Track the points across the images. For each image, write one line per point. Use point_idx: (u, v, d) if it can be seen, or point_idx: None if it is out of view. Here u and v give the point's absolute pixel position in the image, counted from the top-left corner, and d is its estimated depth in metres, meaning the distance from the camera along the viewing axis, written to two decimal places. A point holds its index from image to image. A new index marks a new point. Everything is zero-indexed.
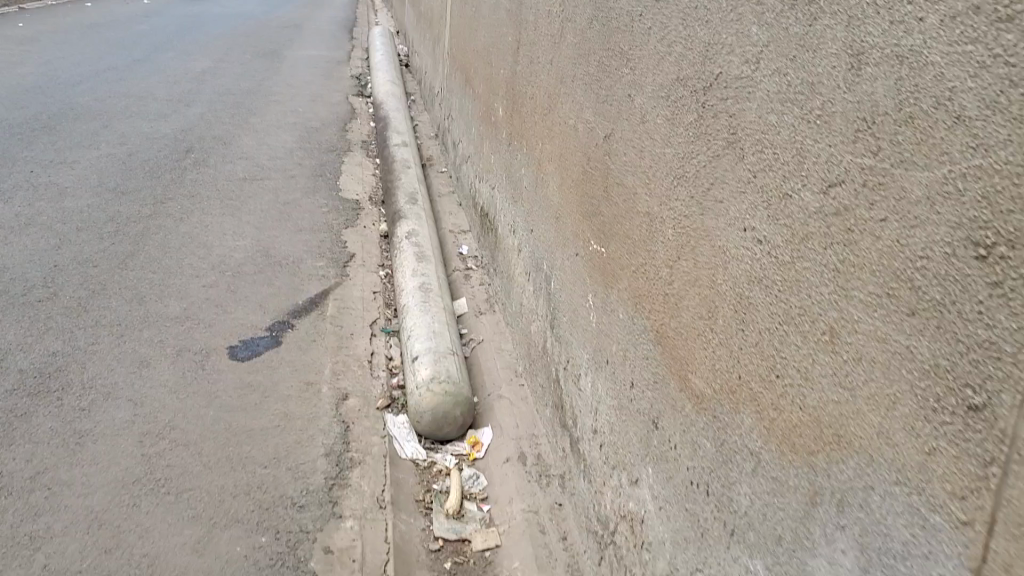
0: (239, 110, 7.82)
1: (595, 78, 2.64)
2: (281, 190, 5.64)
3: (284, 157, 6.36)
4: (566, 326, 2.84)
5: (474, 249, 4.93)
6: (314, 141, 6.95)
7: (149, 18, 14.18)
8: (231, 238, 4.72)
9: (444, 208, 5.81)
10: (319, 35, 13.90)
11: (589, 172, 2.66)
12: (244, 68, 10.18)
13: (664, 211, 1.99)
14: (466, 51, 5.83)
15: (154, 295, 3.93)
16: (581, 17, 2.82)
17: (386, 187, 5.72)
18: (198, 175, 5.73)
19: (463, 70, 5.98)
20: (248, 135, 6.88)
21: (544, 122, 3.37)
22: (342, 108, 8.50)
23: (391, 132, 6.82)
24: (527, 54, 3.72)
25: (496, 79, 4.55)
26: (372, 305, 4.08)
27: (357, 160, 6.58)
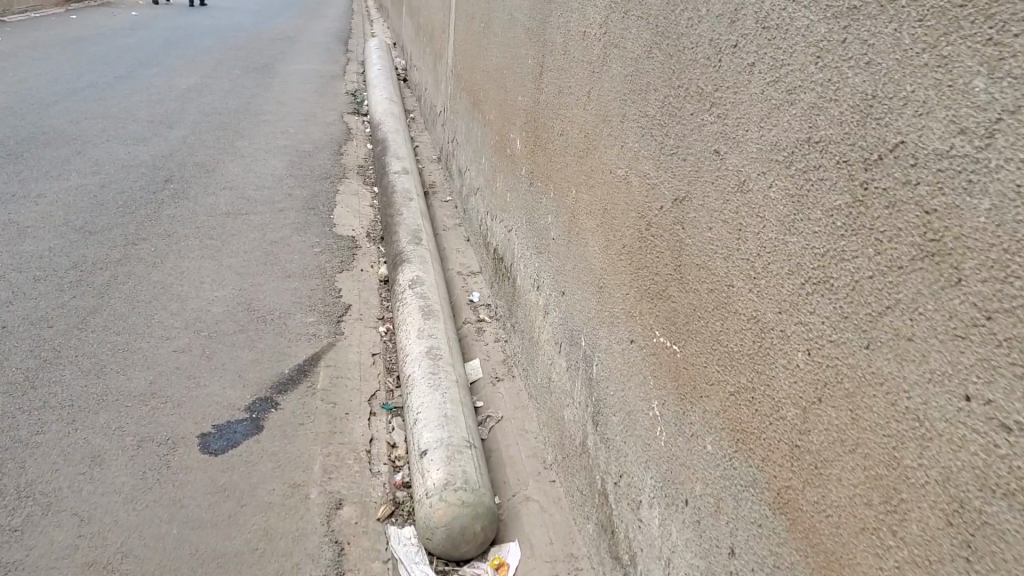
0: (226, 132, 7.24)
1: (656, 122, 2.06)
2: (269, 226, 5.06)
3: (273, 186, 5.79)
4: (615, 429, 2.25)
5: (485, 296, 4.35)
6: (307, 168, 6.38)
7: (136, 31, 13.63)
8: (210, 287, 4.14)
9: (450, 243, 5.23)
10: (313, 48, 13.32)
11: (648, 240, 2.08)
12: (232, 84, 9.61)
13: (786, 323, 1.41)
14: (474, 71, 5.25)
15: (116, 364, 3.35)
16: (635, 41, 2.24)
17: (385, 223, 5.12)
18: (176, 210, 5.15)
19: (471, 92, 5.41)
20: (235, 162, 6.30)
21: (578, 166, 2.79)
22: (337, 129, 7.92)
23: (390, 156, 6.24)
24: (554, 81, 3.15)
25: (513, 105, 3.97)
26: (371, 372, 3.49)
27: (354, 189, 6.01)
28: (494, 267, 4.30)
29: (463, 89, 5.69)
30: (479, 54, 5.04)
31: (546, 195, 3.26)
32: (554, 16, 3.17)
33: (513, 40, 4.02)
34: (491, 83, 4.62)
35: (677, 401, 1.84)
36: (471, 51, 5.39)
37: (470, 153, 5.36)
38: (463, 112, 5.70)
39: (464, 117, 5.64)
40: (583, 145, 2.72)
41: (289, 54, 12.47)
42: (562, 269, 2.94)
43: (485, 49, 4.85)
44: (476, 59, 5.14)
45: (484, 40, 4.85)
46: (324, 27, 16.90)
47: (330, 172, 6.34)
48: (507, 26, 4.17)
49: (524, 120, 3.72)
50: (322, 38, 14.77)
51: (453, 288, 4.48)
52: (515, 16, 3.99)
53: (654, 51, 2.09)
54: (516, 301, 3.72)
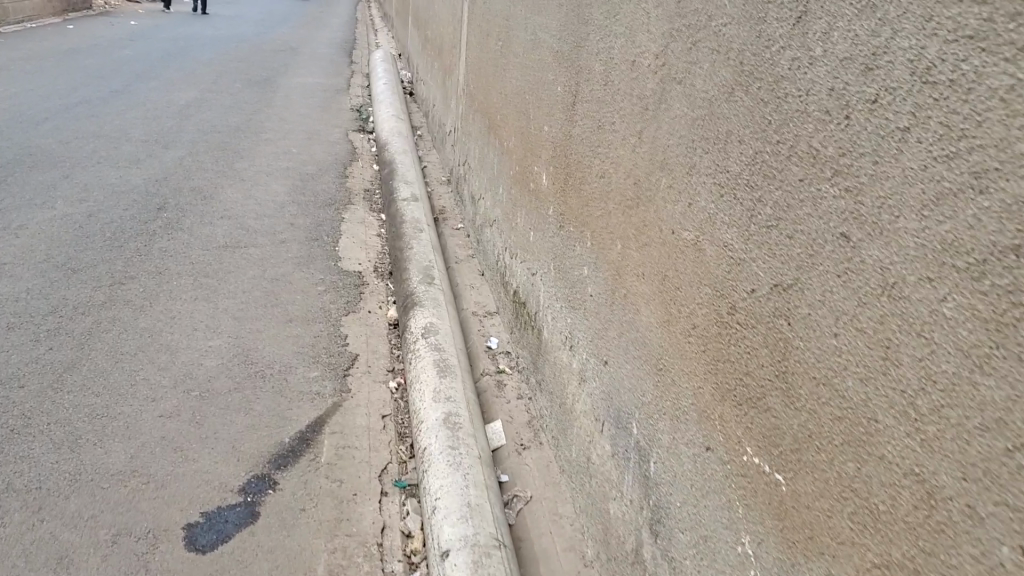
0: (224, 153, 6.86)
1: (738, 182, 1.67)
2: (268, 260, 4.67)
3: (273, 214, 5.40)
4: (682, 550, 1.86)
5: (504, 342, 3.94)
6: (310, 192, 5.99)
7: (134, 42, 13.30)
8: (202, 335, 3.75)
9: (463, 275, 4.81)
10: (316, 60, 12.94)
11: (730, 326, 1.69)
12: (232, 100, 9.24)
13: (977, 498, 1.02)
14: (489, 91, 4.85)
15: (94, 433, 2.96)
16: (707, 78, 1.84)
17: (393, 257, 4.72)
18: (168, 243, 4.77)
19: (484, 113, 5.02)
20: (234, 187, 5.93)
21: (622, 218, 2.38)
22: (341, 148, 7.52)
23: (398, 180, 5.85)
24: (591, 113, 2.75)
25: (536, 135, 3.57)
26: (381, 439, 3.09)
27: (360, 215, 5.61)
28: (513, 310, 3.89)
29: (475, 110, 5.30)
30: (495, 72, 4.64)
31: (578, 243, 2.85)
32: (590, 39, 2.77)
33: (536, 61, 3.62)
34: (509, 106, 4.22)
35: (784, 546, 1.45)
36: (484, 69, 4.99)
37: (484, 179, 4.95)
38: (476, 134, 5.30)
39: (478, 139, 5.23)
40: (630, 193, 2.32)
41: (292, 67, 12.08)
42: (602, 333, 2.53)
43: (501, 68, 4.44)
44: (492, 79, 4.75)
45: (501, 58, 4.46)
46: (329, 38, 16.52)
47: (334, 197, 5.95)
48: (529, 45, 3.76)
49: (549, 153, 3.32)
50: (326, 49, 14.38)
51: (468, 330, 4.07)
52: (538, 35, 3.58)
53: (737, 94, 1.69)
54: (541, 354, 3.31)
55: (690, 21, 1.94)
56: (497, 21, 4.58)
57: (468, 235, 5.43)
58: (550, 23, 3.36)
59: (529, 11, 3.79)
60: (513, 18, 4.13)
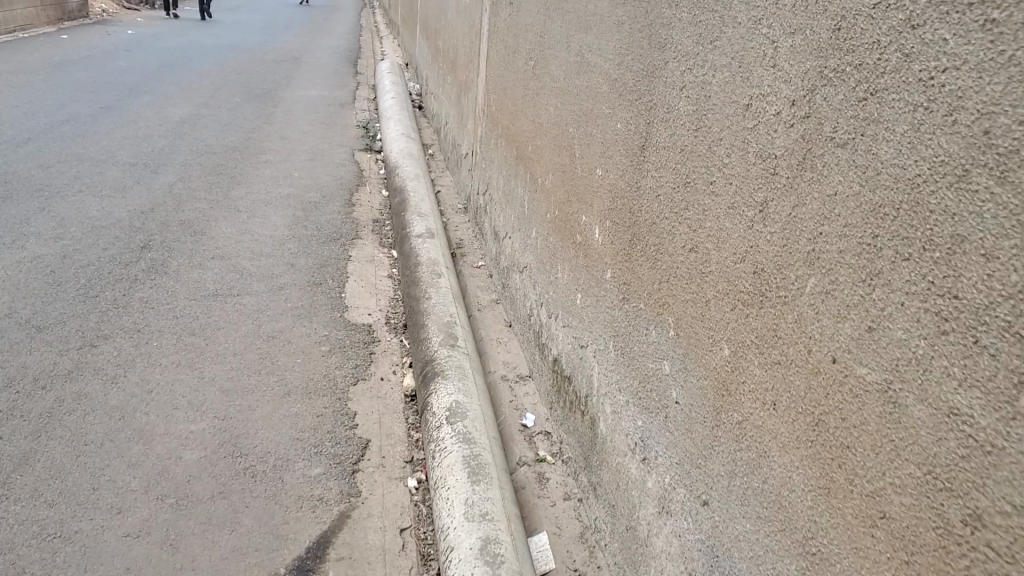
0: (218, 178, 6.26)
1: (987, 320, 1.06)
2: (265, 311, 4.06)
3: (271, 252, 4.79)
4: None
5: (542, 416, 3.32)
6: (313, 224, 5.38)
7: (129, 53, 12.73)
8: (183, 415, 3.13)
9: (487, 324, 4.19)
10: (321, 71, 12.35)
11: (973, 547, 1.07)
12: (230, 116, 8.65)
13: None
14: (516, 116, 4.23)
15: (39, 565, 2.35)
16: (903, 143, 1.23)
17: (408, 306, 4.09)
18: (151, 292, 4.16)
19: (509, 139, 4.40)
20: (228, 220, 5.32)
21: (730, 315, 1.77)
22: (347, 171, 6.91)
23: (411, 211, 5.23)
24: (670, 164, 2.13)
25: (583, 178, 2.95)
26: (400, 565, 2.48)
27: (369, 253, 5.00)
28: (552, 381, 3.27)
29: (499, 134, 4.68)
30: (525, 95, 4.02)
31: (650, 327, 2.24)
32: (670, 69, 2.15)
33: (582, 88, 3.00)
34: (543, 136, 3.61)
35: None
36: (511, 90, 4.38)
37: (509, 216, 4.33)
38: (500, 162, 4.68)
39: (501, 169, 4.61)
40: (745, 285, 1.70)
41: (294, 78, 11.49)
42: (696, 460, 1.91)
43: (534, 91, 3.82)
44: (520, 102, 4.13)
45: (533, 79, 3.84)
46: (333, 46, 15.93)
47: (339, 230, 5.34)
48: (571, 67, 3.15)
49: (603, 204, 2.71)
50: (330, 59, 13.78)
51: (498, 400, 3.44)
52: (585, 57, 2.97)
53: (975, 179, 1.08)
54: (594, 450, 2.69)
55: (864, 59, 1.32)
56: (528, 36, 3.96)
57: (489, 275, 4.81)
58: (604, 43, 2.75)
59: (572, 26, 3.17)
60: (550, 34, 3.52)
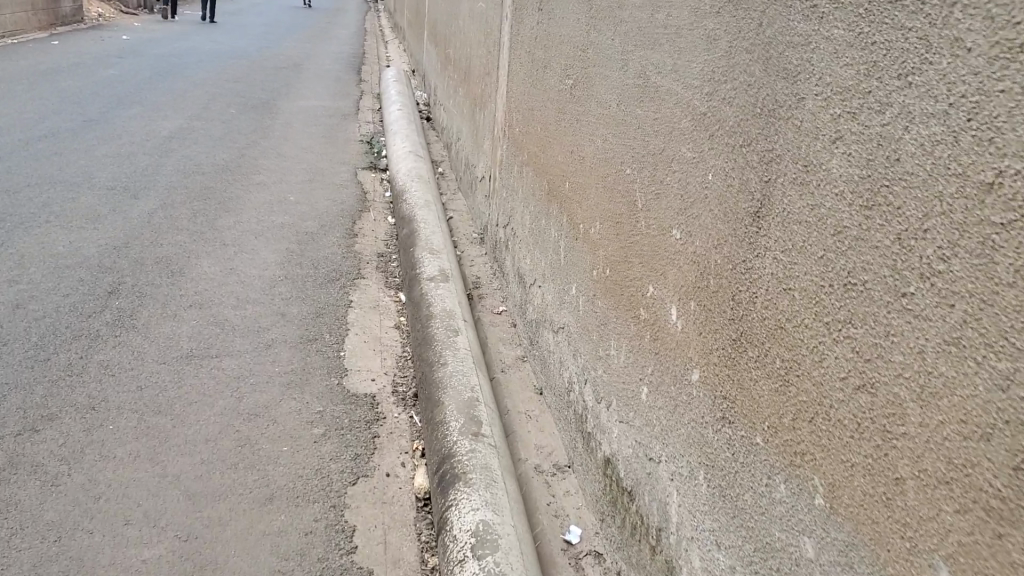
0: (203, 204, 5.59)
1: None
2: (248, 378, 3.39)
3: (260, 298, 4.13)
4: None
5: (590, 528, 2.64)
6: (308, 261, 4.71)
7: (122, 60, 12.07)
8: (136, 533, 2.46)
9: (513, 390, 3.50)
10: (322, 79, 11.69)
11: None
12: (223, 130, 7.99)
13: None
14: (549, 143, 3.56)
15: None
16: None
17: (419, 370, 3.41)
18: (113, 355, 3.50)
19: (539, 168, 3.72)
20: (214, 257, 4.65)
21: (958, 519, 1.09)
22: (348, 194, 6.24)
23: (422, 247, 4.56)
24: (811, 248, 1.46)
25: (650, 237, 2.27)
26: None
27: (374, 297, 4.33)
28: (602, 486, 2.60)
29: (525, 162, 4.00)
30: (560, 118, 3.35)
31: (775, 477, 1.56)
32: (808, 109, 1.48)
33: (646, 119, 2.33)
34: (587, 172, 2.93)
35: None
36: (541, 111, 3.71)
37: (538, 260, 3.66)
38: (527, 193, 4.00)
39: (528, 203, 3.94)
40: (998, 483, 1.03)
41: (294, 88, 10.83)
42: None
43: (572, 117, 3.16)
44: (553, 128, 3.47)
45: (572, 101, 3.17)
46: (337, 52, 15.27)
47: (339, 268, 4.67)
48: (630, 92, 2.48)
49: (681, 277, 2.03)
50: (333, 66, 13.13)
51: (532, 503, 2.76)
52: (651, 79, 2.30)
53: None
54: None
55: None
56: (565, 49, 3.29)
57: (513, 324, 4.13)
58: (683, 63, 2.08)
59: (630, 40, 2.50)
60: (595, 49, 2.85)
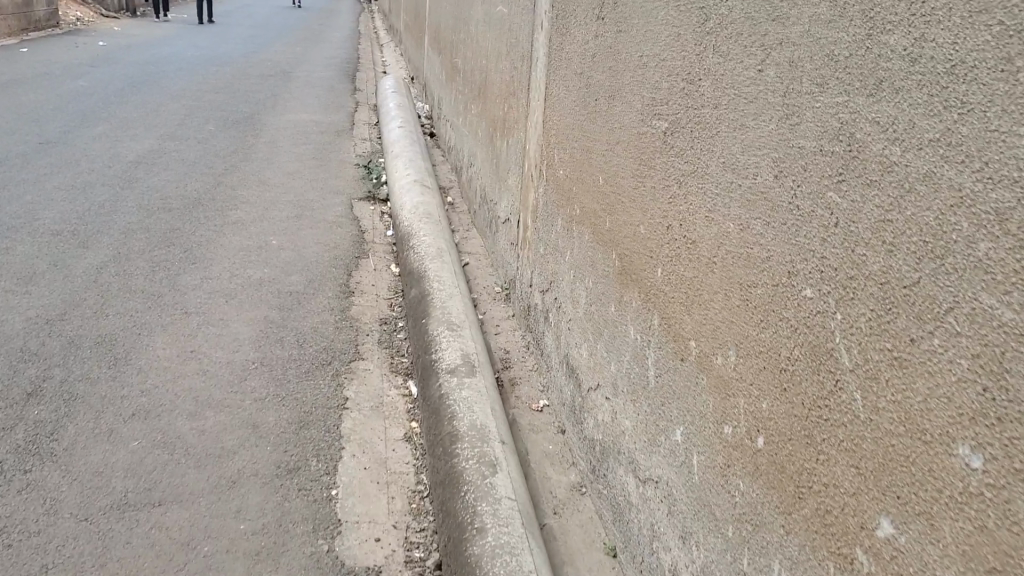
0: (166, 254, 4.58)
1: None
2: (204, 542, 2.39)
3: (227, 400, 3.12)
4: None
5: None
6: (292, 335, 3.71)
7: (93, 69, 11.04)
8: None
9: (573, 548, 2.51)
10: (313, 89, 10.68)
11: None
12: (198, 152, 6.97)
13: None
14: (619, 202, 2.57)
15: None
16: None
17: (445, 528, 2.41)
18: (14, 507, 2.49)
19: (602, 235, 2.73)
20: (172, 334, 3.65)
21: None
22: (342, 233, 5.24)
23: (438, 320, 3.56)
24: None
25: (875, 429, 1.28)
26: None
27: (375, 390, 3.32)
28: None
29: (579, 218, 3.01)
30: (642, 173, 2.36)
31: None
32: None
33: (857, 214, 1.34)
34: (700, 266, 1.93)
35: None
36: (606, 155, 2.72)
37: (600, 361, 2.66)
38: (579, 259, 3.01)
39: (582, 273, 2.94)
40: None
41: (281, 99, 9.81)
42: None
43: (668, 174, 2.16)
44: (629, 184, 2.47)
45: (667, 153, 2.17)
46: (328, 56, 14.26)
47: (331, 343, 3.67)
48: (808, 162, 1.49)
49: (992, 549, 1.05)
50: (324, 73, 12.11)
51: None
52: (871, 146, 1.31)
53: None
54: None
55: None
56: (652, 75, 2.30)
57: (560, 429, 3.13)
58: (975, 131, 1.10)
59: (804, 74, 1.50)
60: (718, 81, 1.86)
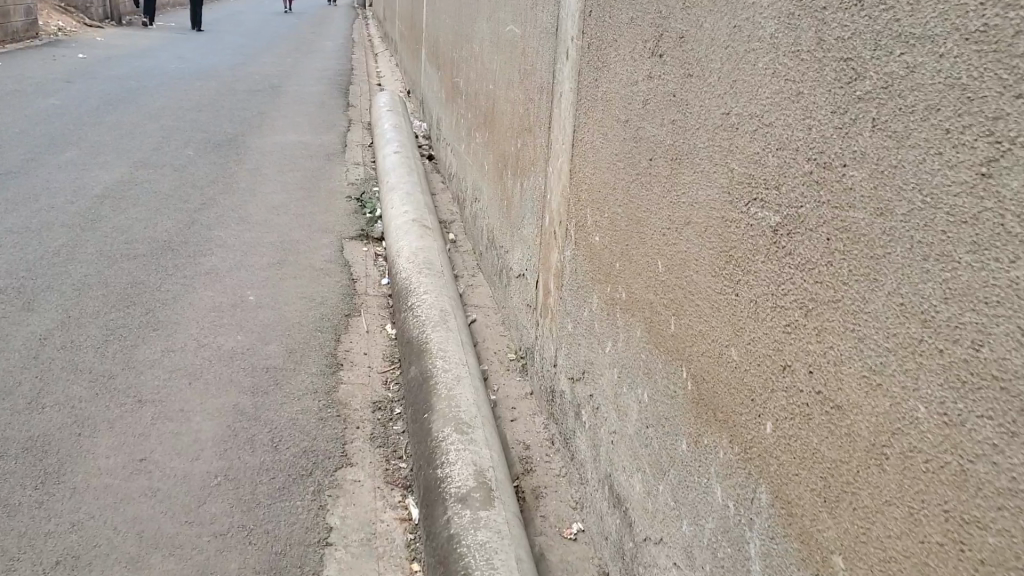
0: (123, 318, 3.92)
1: None
2: None
3: (179, 538, 2.46)
4: None
5: None
6: (266, 431, 3.05)
7: (71, 85, 10.38)
8: None
9: None
10: (302, 106, 10.00)
11: None
12: (173, 183, 6.31)
13: None
14: (688, 303, 1.90)
15: None
16: None
17: None
18: None
19: (660, 340, 2.08)
20: (119, 432, 2.98)
21: None
22: (331, 284, 4.58)
23: (442, 414, 2.89)
24: None
25: None
26: None
27: (367, 513, 2.66)
28: None
29: (625, 306, 2.36)
30: (730, 272, 1.69)
31: None
32: None
33: None
34: (855, 446, 1.28)
35: None
36: (664, 233, 2.05)
37: (664, 511, 2.01)
38: (625, 359, 2.35)
39: (630, 380, 2.28)
40: None
41: (268, 118, 9.13)
42: None
43: (782, 288, 1.50)
44: (706, 283, 1.80)
45: (778, 256, 1.52)
46: (318, 69, 13.59)
47: (313, 442, 3.01)
48: None
49: None
50: (315, 88, 11.44)
51: None
52: None
53: None
54: None
55: None
56: (748, 142, 1.64)
57: (602, 570, 2.48)
58: None
59: None
60: (889, 176, 1.21)
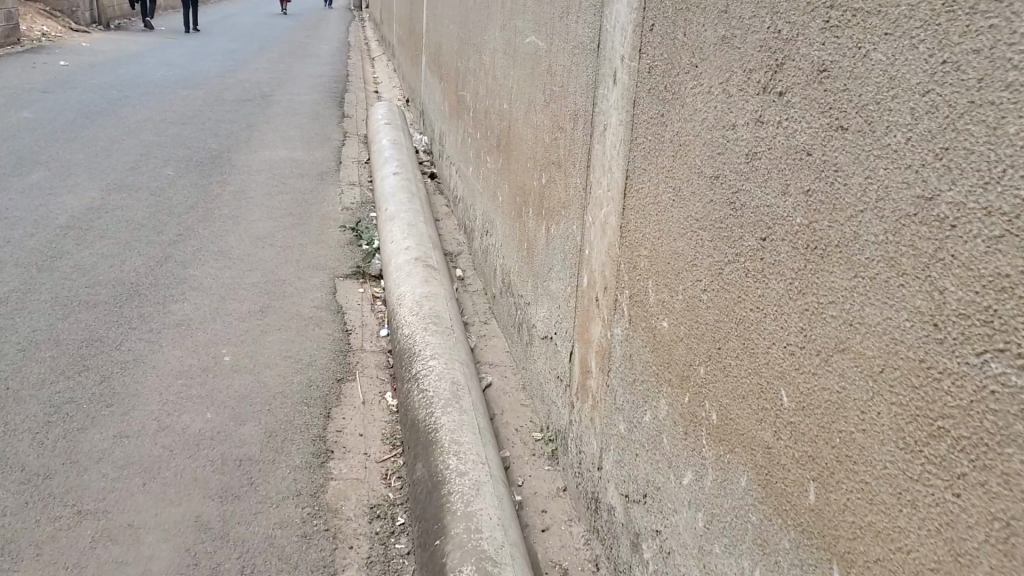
0: (71, 389, 3.27)
1: None
2: None
3: None
4: None
5: None
6: (236, 557, 2.41)
7: (47, 96, 9.71)
8: None
9: None
10: (295, 117, 9.35)
11: None
12: (147, 210, 5.66)
13: None
14: (846, 471, 1.28)
15: None
16: None
17: None
18: None
19: (784, 506, 1.45)
20: (48, 563, 2.34)
21: None
22: (321, 337, 3.94)
23: (460, 542, 2.24)
24: None
25: None
26: None
27: None
28: None
29: (712, 431, 1.72)
30: (943, 457, 1.07)
31: None
32: None
33: None
34: None
35: None
36: (792, 353, 1.42)
37: None
38: (715, 506, 1.71)
39: (727, 541, 1.65)
40: None
41: (257, 131, 8.48)
42: None
43: None
44: (888, 456, 1.17)
45: None
46: (311, 75, 12.92)
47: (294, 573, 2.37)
48: None
49: None
50: (307, 97, 10.76)
51: None
52: None
53: None
54: None
55: None
56: (980, 256, 1.02)
57: None
58: None
59: None
60: None
